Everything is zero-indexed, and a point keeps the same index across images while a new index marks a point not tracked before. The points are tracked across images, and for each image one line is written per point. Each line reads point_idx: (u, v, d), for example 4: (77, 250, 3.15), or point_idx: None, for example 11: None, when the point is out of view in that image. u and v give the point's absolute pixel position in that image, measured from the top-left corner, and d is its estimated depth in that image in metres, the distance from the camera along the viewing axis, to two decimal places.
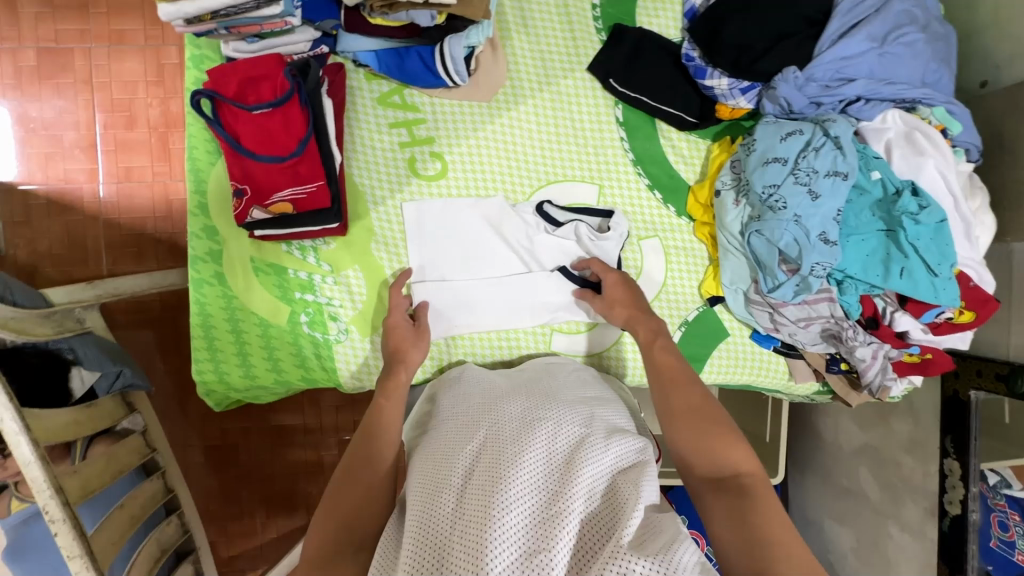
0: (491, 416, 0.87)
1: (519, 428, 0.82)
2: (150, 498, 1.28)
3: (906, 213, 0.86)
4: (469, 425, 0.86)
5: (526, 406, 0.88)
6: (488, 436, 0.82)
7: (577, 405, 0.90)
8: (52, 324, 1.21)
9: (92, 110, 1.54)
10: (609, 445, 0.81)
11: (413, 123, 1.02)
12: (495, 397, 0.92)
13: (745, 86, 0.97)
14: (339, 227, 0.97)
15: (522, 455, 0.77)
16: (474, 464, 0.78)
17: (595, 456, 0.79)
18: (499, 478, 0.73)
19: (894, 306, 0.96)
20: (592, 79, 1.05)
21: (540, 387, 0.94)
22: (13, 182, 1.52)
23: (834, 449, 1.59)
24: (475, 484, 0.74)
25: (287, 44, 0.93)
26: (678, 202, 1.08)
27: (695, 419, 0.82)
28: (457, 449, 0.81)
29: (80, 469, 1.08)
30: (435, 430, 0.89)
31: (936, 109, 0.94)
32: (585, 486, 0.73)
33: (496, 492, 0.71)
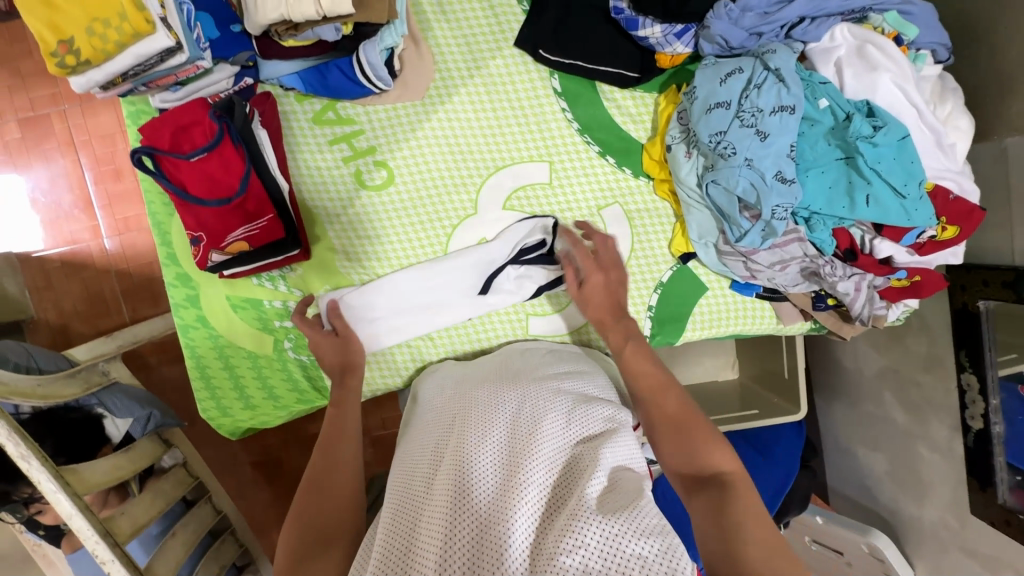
0: (459, 405, 0.82)
1: (486, 404, 0.80)
2: (201, 523, 1.36)
3: (861, 137, 0.81)
4: (440, 417, 0.82)
5: (493, 391, 0.83)
6: (454, 420, 0.79)
7: (546, 382, 0.87)
8: (80, 382, 1.26)
9: (81, 170, 1.60)
10: (574, 417, 0.78)
11: (352, 136, 1.01)
12: (467, 386, 0.88)
13: (680, 29, 0.92)
14: (301, 252, 1.00)
15: (484, 432, 0.73)
16: (439, 450, 0.74)
17: (559, 428, 0.75)
18: (460, 454, 0.69)
19: (871, 234, 0.91)
20: (522, 54, 1.01)
21: (512, 370, 0.92)
22: (28, 252, 1.60)
23: (856, 373, 1.48)
24: (439, 474, 0.69)
25: (210, 84, 0.93)
26: (633, 164, 1.04)
27: (676, 403, 0.80)
28: (428, 442, 0.77)
29: (128, 510, 1.14)
30: (416, 425, 0.86)
31: (889, 15, 0.86)
32: (545, 459, 0.69)
33: (457, 470, 0.67)
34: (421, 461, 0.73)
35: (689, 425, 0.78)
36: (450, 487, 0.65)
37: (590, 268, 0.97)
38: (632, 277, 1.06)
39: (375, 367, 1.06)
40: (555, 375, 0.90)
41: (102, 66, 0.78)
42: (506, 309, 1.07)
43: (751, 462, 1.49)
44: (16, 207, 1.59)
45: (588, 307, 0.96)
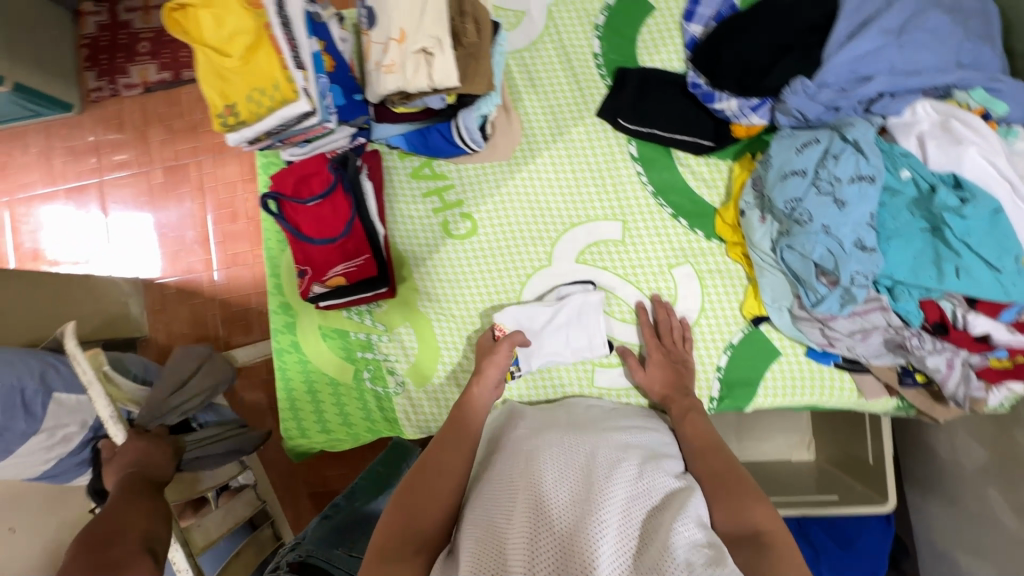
0: (527, 445, 0.84)
1: (555, 449, 0.81)
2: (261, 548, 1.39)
3: (947, 208, 0.80)
4: (509, 454, 0.84)
5: (562, 437, 0.85)
6: (522, 457, 0.80)
7: (612, 435, 0.87)
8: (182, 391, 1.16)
9: (205, 211, 1.85)
10: (644, 475, 0.77)
11: (443, 190, 1.13)
12: (535, 431, 0.90)
13: (756, 103, 0.96)
14: (388, 290, 1.09)
15: (559, 472, 0.75)
16: (510, 484, 0.75)
17: (631, 480, 0.75)
18: (535, 494, 0.70)
19: (964, 308, 0.87)
20: (603, 122, 1.10)
21: (577, 422, 0.92)
22: (153, 278, 1.86)
23: (954, 466, 1.33)
24: (512, 508, 0.70)
25: (330, 142, 1.08)
26: (706, 226, 1.07)
27: (717, 487, 0.80)
28: (496, 475, 0.79)
29: (204, 523, 1.20)
30: (485, 462, 0.89)
31: (975, 92, 0.87)
32: (619, 510, 0.69)
33: (533, 507, 0.68)
34: (490, 498, 0.74)
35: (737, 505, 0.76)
36: (526, 523, 0.66)
37: (649, 337, 1.04)
38: (700, 336, 1.06)
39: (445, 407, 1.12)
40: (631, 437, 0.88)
41: (254, 125, 0.94)
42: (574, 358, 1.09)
43: (827, 552, 1.36)
44: (148, 240, 1.87)
45: (653, 385, 1.02)
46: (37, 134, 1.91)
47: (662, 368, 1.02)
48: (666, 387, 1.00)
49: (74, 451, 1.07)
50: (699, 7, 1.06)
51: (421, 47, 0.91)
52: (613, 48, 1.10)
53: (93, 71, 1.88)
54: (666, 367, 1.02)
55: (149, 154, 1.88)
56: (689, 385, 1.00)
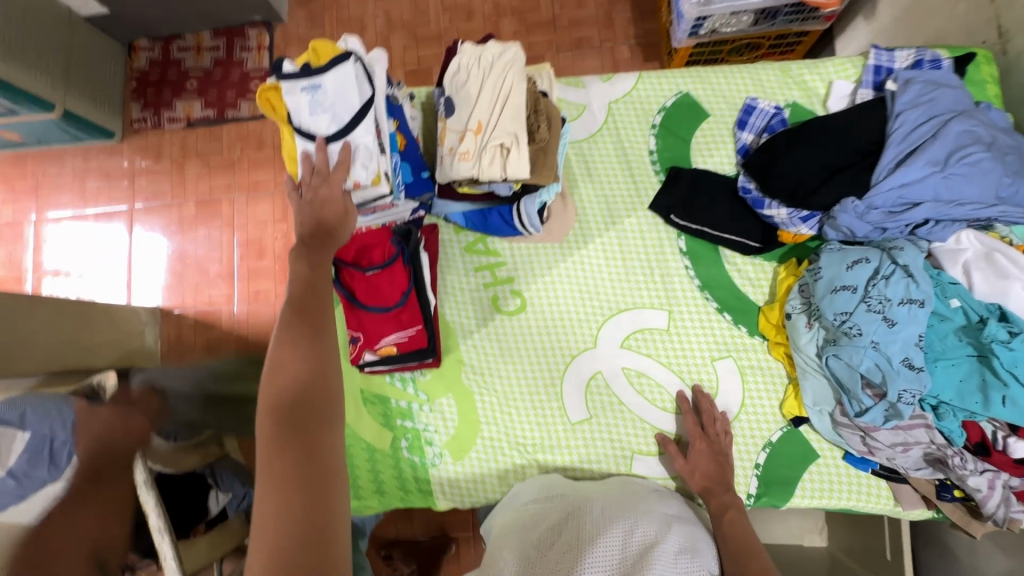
0: (568, 509, 0.89)
1: (596, 525, 0.84)
2: None
3: (996, 340, 0.84)
4: (552, 513, 0.90)
5: (605, 509, 0.89)
6: (563, 526, 0.86)
7: (656, 513, 0.90)
8: None
9: (232, 246, 1.87)
10: (679, 559, 0.82)
11: (495, 266, 1.16)
12: (577, 492, 0.96)
13: (806, 215, 1.03)
14: (434, 359, 1.11)
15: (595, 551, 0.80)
16: (548, 547, 0.82)
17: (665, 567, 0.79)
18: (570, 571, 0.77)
19: (1005, 432, 0.90)
20: (654, 216, 1.15)
21: (620, 496, 0.94)
22: (169, 307, 1.85)
23: (973, 571, 1.31)
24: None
25: (393, 214, 1.13)
26: (749, 322, 1.11)
27: None
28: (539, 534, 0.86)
29: None
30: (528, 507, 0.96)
31: (1015, 228, 0.96)
32: None
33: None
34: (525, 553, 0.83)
35: None
36: None
37: (693, 429, 1.05)
38: (740, 431, 1.08)
39: (478, 481, 1.12)
40: (662, 506, 0.93)
41: None
42: (611, 442, 1.10)
43: None
44: (171, 270, 1.87)
45: (693, 475, 1.02)
46: (74, 157, 1.94)
47: (706, 458, 1.03)
48: (707, 479, 1.01)
49: None
50: (752, 116, 1.13)
51: (500, 143, 0.96)
52: (667, 147, 1.16)
53: (138, 103, 1.92)
54: (709, 460, 1.02)
55: (183, 186, 1.91)
56: (730, 481, 1.01)
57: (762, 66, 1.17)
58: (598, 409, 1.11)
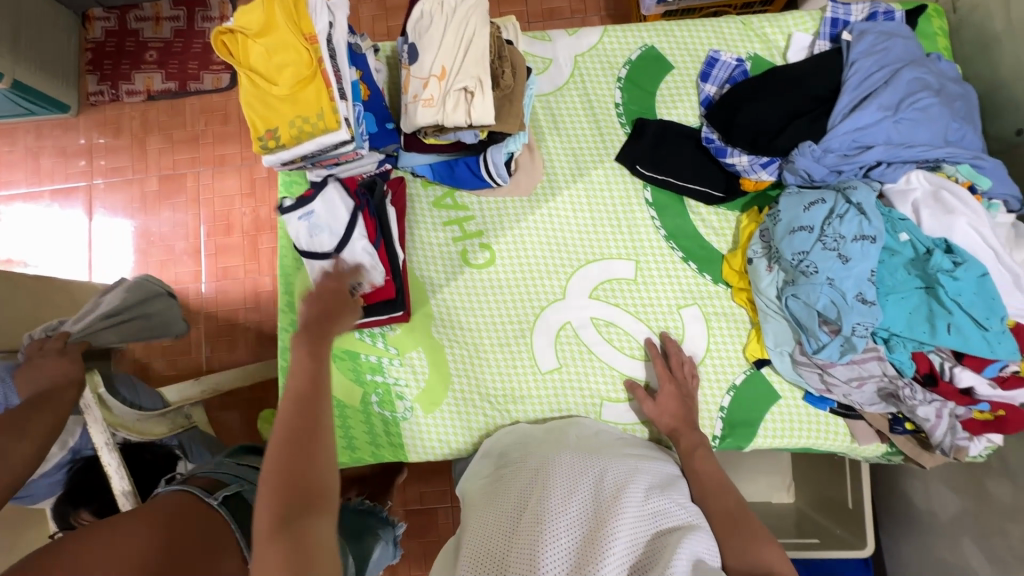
0: (540, 461, 0.89)
1: (566, 471, 0.84)
2: None
3: (941, 270, 0.88)
4: (524, 468, 0.89)
5: (574, 457, 0.88)
6: (535, 477, 0.85)
7: (625, 459, 0.90)
8: (166, 423, 1.18)
9: (199, 222, 1.79)
10: (651, 497, 0.82)
11: (463, 220, 1.16)
12: (546, 445, 0.95)
13: (766, 161, 1.06)
14: (404, 313, 1.11)
15: (567, 493, 0.79)
16: (521, 499, 0.81)
17: (636, 501, 0.79)
18: (544, 515, 0.75)
19: (951, 361, 0.94)
20: (621, 168, 1.16)
21: (587, 444, 0.95)
22: None
23: (929, 514, 1.35)
24: (523, 527, 0.75)
25: (358, 166, 1.12)
26: (713, 270, 1.13)
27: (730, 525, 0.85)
28: (511, 489, 0.85)
29: None
30: (499, 469, 0.94)
31: (961, 166, 0.98)
32: (625, 533, 0.74)
33: (537, 530, 0.74)
34: (498, 510, 0.82)
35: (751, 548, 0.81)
36: (532, 545, 0.72)
37: (661, 372, 1.07)
38: (706, 375, 1.11)
39: (448, 433, 1.12)
40: (633, 456, 0.93)
41: (292, 149, 0.97)
42: (581, 390, 1.12)
43: None
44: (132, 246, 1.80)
45: (661, 417, 1.04)
46: (27, 133, 1.86)
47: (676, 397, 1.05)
48: (675, 420, 1.03)
49: (48, 473, 1.05)
50: (714, 69, 1.15)
51: (464, 86, 0.96)
52: (632, 99, 1.17)
53: (95, 75, 1.85)
54: (676, 401, 1.05)
55: (145, 160, 1.84)
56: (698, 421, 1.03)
57: (723, 21, 1.19)
58: (569, 359, 1.12)
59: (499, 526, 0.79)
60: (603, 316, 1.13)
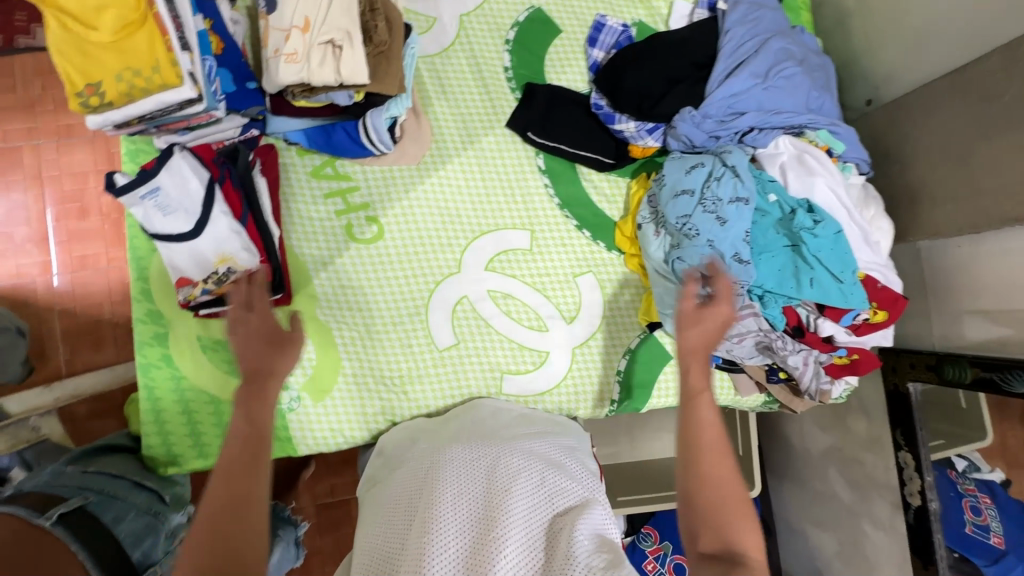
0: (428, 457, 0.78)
1: (455, 466, 0.74)
2: None
3: (804, 228, 0.95)
4: (411, 471, 0.77)
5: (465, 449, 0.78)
6: (421, 479, 0.74)
7: (520, 440, 0.83)
8: None
9: (44, 204, 1.39)
10: (547, 476, 0.75)
11: (347, 192, 1.07)
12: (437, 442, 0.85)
13: (652, 126, 1.07)
14: (284, 296, 1.01)
15: (457, 494, 0.69)
16: (407, 512, 0.70)
17: (532, 486, 0.71)
18: (430, 526, 0.65)
19: (815, 314, 1.01)
20: (512, 134, 1.12)
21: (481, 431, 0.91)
22: None
23: (804, 451, 1.48)
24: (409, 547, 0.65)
25: (217, 131, 0.99)
26: (607, 238, 1.14)
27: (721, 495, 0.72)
28: (398, 498, 0.74)
29: None
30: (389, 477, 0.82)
31: (820, 132, 1.04)
32: (521, 528, 0.66)
33: (424, 545, 0.63)
34: (386, 525, 0.71)
35: (728, 517, 0.71)
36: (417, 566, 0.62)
37: None
38: (602, 341, 1.12)
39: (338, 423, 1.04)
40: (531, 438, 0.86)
41: (122, 108, 0.83)
42: (482, 365, 1.08)
43: None
44: None
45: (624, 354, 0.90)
46: None
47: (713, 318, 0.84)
48: None
49: None
50: (601, 34, 1.13)
51: (329, 39, 0.88)
52: (522, 63, 1.13)
53: None
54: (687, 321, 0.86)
55: None
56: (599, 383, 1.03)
57: None
58: (466, 333, 1.09)
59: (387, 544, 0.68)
60: (500, 290, 1.10)
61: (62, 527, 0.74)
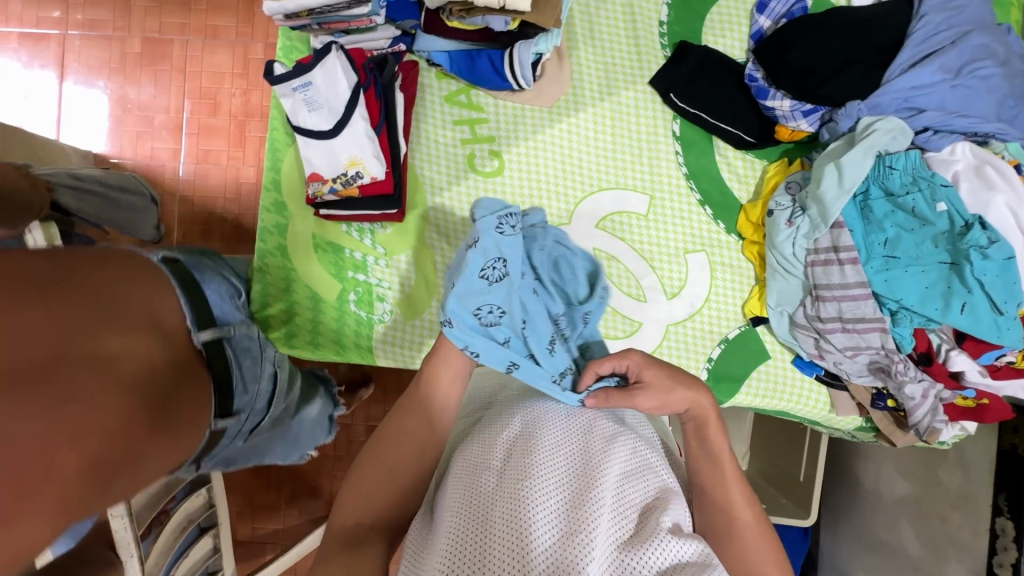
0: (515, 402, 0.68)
1: (548, 412, 0.65)
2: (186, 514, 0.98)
3: (975, 246, 0.85)
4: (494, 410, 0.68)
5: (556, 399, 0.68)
6: (505, 417, 0.65)
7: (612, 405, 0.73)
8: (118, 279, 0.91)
9: (182, 97, 1.49)
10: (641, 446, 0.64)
11: (476, 122, 1.07)
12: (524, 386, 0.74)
13: (808, 109, 0.98)
14: (398, 213, 1.03)
15: (547, 438, 0.60)
16: (488, 445, 0.60)
17: (626, 449, 0.61)
18: (516, 462, 0.56)
19: (950, 343, 0.93)
20: (652, 92, 1.07)
21: None
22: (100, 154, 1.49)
23: (874, 495, 1.34)
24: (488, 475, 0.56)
25: (370, 39, 1.02)
26: (728, 219, 1.08)
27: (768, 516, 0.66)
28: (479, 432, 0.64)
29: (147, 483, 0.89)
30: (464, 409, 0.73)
31: (1011, 144, 0.94)
32: (612, 488, 0.56)
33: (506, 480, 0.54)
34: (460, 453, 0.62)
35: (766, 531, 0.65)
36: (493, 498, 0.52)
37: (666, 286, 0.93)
38: (698, 326, 1.07)
39: (415, 342, 1.06)
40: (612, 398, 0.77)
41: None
42: None
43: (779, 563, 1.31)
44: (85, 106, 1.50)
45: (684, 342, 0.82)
46: None
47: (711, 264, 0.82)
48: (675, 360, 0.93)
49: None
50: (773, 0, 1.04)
51: None
52: (679, 21, 1.07)
53: None
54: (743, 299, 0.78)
55: None
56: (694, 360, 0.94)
57: None
58: None
59: (468, 480, 0.57)
60: (606, 248, 1.07)
61: (167, 265, 0.75)
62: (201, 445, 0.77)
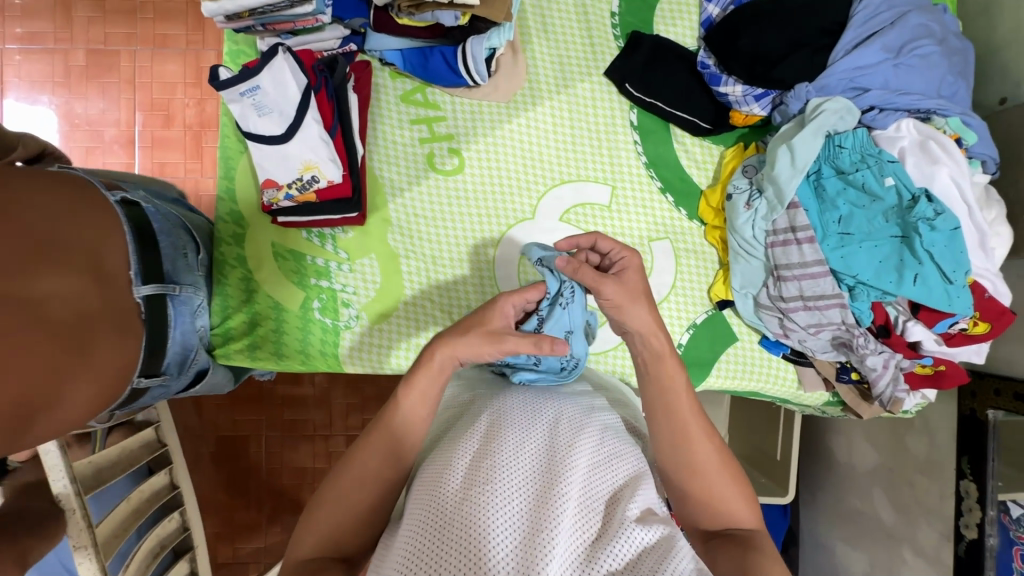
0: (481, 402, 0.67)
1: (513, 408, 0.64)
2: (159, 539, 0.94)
3: (923, 218, 0.88)
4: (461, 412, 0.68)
5: (523, 396, 0.68)
6: (472, 417, 0.64)
7: (581, 396, 0.73)
8: None
9: (133, 110, 1.44)
10: (609, 434, 0.64)
11: (434, 120, 1.05)
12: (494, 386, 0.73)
13: (760, 93, 1.00)
14: (358, 216, 1.01)
15: (512, 436, 0.59)
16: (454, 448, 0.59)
17: (592, 441, 0.61)
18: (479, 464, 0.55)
19: (905, 315, 0.95)
20: (608, 84, 1.08)
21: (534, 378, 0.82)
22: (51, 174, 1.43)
23: (847, 468, 1.37)
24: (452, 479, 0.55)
25: (318, 40, 1.00)
26: (690, 206, 1.09)
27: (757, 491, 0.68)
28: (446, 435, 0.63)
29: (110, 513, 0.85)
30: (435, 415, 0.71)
31: (951, 119, 0.96)
32: (578, 481, 0.56)
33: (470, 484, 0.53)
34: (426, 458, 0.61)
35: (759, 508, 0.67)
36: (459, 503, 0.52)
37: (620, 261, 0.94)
38: (668, 312, 1.07)
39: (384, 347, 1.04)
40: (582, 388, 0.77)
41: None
42: None
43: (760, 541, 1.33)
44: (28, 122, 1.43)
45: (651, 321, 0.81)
46: None
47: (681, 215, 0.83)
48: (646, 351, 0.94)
49: None
50: None
51: None
52: (630, 11, 1.08)
53: None
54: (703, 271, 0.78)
55: None
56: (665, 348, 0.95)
57: None
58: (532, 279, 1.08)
59: (434, 486, 0.56)
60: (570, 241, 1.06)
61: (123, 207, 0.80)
62: (124, 398, 0.80)
